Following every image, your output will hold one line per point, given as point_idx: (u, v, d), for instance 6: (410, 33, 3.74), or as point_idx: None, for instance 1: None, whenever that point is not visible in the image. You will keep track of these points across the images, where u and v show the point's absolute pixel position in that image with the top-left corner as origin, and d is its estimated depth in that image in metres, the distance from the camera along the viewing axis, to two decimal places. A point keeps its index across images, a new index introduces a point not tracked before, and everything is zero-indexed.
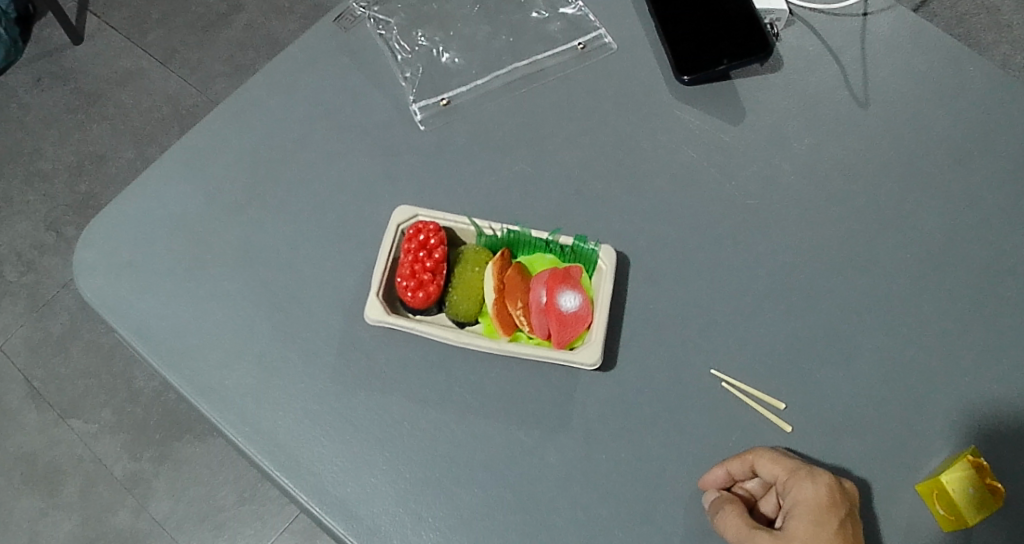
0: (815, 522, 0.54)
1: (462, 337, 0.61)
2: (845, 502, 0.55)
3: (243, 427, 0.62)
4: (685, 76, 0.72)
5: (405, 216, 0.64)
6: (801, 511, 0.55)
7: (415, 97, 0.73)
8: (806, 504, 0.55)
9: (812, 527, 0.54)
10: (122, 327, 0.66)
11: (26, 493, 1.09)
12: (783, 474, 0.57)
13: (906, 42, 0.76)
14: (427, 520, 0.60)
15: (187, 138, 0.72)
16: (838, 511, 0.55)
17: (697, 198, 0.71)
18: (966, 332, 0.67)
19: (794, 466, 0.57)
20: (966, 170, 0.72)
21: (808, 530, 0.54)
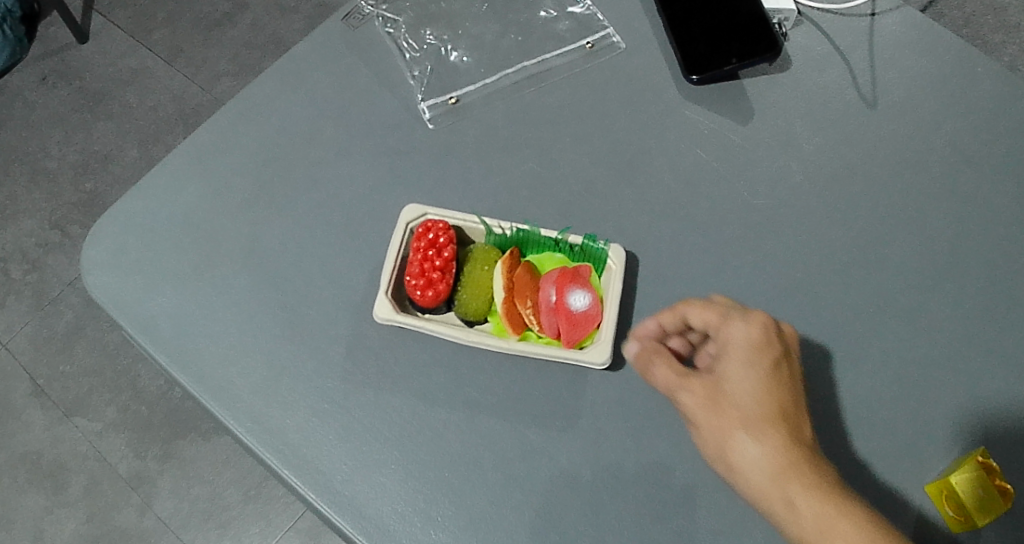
0: (748, 362, 0.56)
1: (471, 337, 0.61)
2: (781, 341, 0.57)
3: (252, 426, 0.62)
4: (694, 75, 0.72)
5: (414, 215, 0.64)
6: (734, 357, 0.57)
7: (424, 95, 0.73)
8: (737, 350, 0.57)
9: (744, 366, 0.56)
10: (130, 325, 0.66)
11: (30, 491, 1.09)
12: (719, 331, 0.58)
13: (915, 41, 0.76)
14: (437, 520, 0.59)
15: (196, 136, 0.72)
16: (773, 355, 0.57)
17: (706, 197, 0.70)
18: (975, 332, 0.67)
19: (724, 311, 0.59)
20: (975, 171, 0.72)
21: (742, 364, 0.56)
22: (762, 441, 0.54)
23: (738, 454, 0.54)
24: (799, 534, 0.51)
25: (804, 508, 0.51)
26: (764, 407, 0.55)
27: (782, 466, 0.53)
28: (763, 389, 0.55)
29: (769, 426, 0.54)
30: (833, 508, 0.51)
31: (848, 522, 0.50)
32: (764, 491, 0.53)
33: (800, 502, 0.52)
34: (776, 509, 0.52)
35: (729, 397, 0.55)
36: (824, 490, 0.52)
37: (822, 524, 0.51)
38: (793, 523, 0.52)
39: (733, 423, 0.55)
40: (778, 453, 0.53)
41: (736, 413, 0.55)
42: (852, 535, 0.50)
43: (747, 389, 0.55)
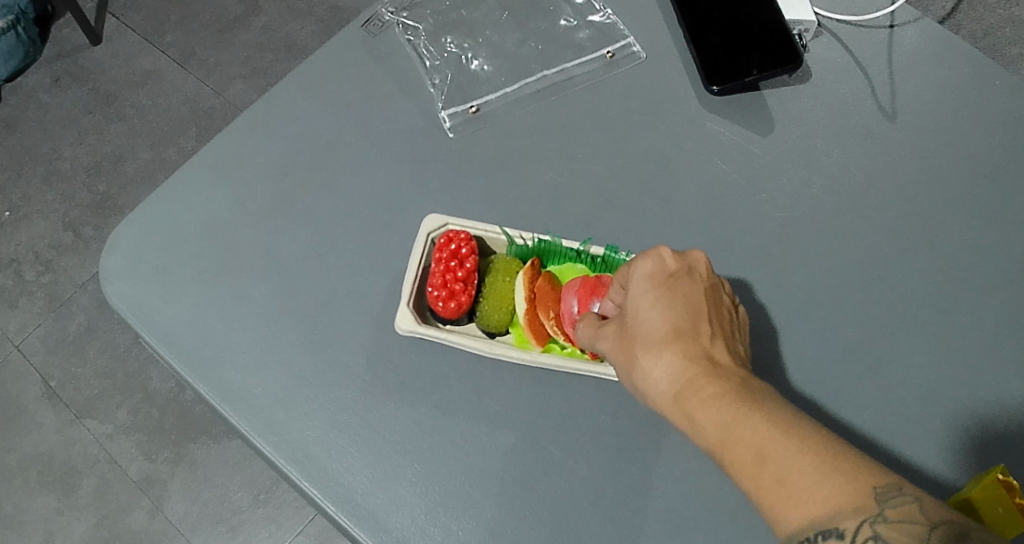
0: (645, 287, 0.53)
1: (494, 349, 0.61)
2: (681, 265, 0.54)
3: (271, 437, 0.62)
4: (715, 86, 0.72)
5: (436, 225, 0.64)
6: (638, 286, 0.53)
7: (444, 104, 0.73)
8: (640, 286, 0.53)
9: (644, 299, 0.52)
10: (149, 334, 0.66)
11: (42, 493, 1.09)
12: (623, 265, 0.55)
13: (936, 53, 0.76)
14: (457, 533, 0.59)
15: (215, 142, 0.72)
16: (669, 278, 0.53)
17: (727, 208, 0.70)
18: (999, 348, 0.66)
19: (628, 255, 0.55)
20: (997, 185, 0.71)
21: (636, 292, 0.53)
22: (660, 361, 0.50)
23: (644, 381, 0.51)
24: (709, 449, 0.48)
25: (703, 421, 0.48)
26: (662, 327, 0.51)
27: (683, 383, 0.49)
28: (661, 310, 0.52)
29: (664, 345, 0.50)
30: (733, 416, 0.47)
31: (747, 425, 0.46)
32: (670, 411, 0.50)
33: (700, 414, 0.48)
34: (686, 429, 0.49)
35: (631, 327, 0.52)
36: (728, 399, 0.48)
37: (722, 435, 0.47)
38: (702, 440, 0.48)
39: (632, 351, 0.51)
40: (676, 372, 0.50)
41: (636, 340, 0.52)
42: (754, 437, 0.46)
43: (642, 313, 0.52)
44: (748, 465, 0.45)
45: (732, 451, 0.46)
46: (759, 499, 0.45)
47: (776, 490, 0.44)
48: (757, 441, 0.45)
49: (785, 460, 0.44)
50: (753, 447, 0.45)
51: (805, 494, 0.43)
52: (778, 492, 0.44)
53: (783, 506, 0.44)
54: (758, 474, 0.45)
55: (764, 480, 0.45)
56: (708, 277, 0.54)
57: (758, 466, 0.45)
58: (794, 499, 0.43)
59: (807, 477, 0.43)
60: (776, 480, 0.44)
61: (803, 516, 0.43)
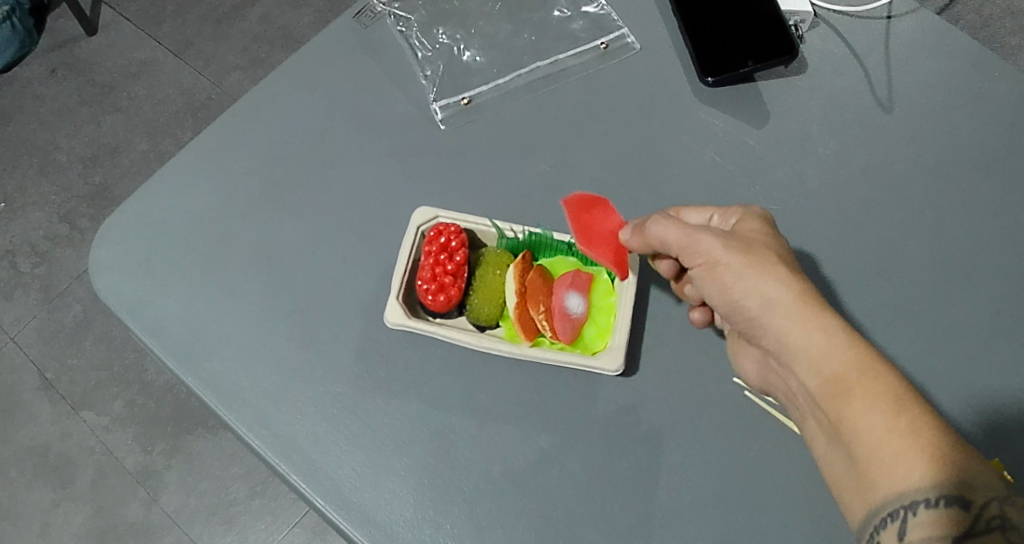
0: (770, 234, 0.56)
1: (484, 342, 0.61)
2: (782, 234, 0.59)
3: (261, 431, 0.62)
4: (709, 78, 0.71)
5: (426, 218, 0.64)
6: (759, 230, 0.56)
7: (436, 96, 0.73)
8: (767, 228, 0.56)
9: (767, 237, 0.56)
10: (139, 328, 0.66)
11: (38, 484, 1.09)
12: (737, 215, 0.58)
13: (934, 44, 0.75)
14: (446, 527, 0.59)
15: (207, 134, 0.72)
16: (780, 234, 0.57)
17: (721, 201, 0.70)
18: (994, 342, 0.65)
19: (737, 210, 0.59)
20: (994, 178, 0.71)
21: (764, 236, 0.55)
22: (798, 285, 0.51)
23: (774, 295, 0.51)
24: (837, 375, 0.48)
25: (845, 348, 0.48)
26: (791, 263, 0.53)
27: (820, 307, 0.50)
28: (787, 253, 0.54)
29: (796, 273, 0.52)
30: (872, 356, 0.48)
31: (886, 368, 0.48)
32: (798, 330, 0.50)
33: (840, 341, 0.49)
34: (817, 350, 0.49)
35: (764, 250, 0.53)
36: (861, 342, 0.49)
37: (861, 367, 0.48)
38: (830, 367, 0.49)
39: (770, 267, 0.52)
40: (812, 297, 0.51)
41: (772, 260, 0.52)
42: (894, 380, 0.47)
43: (772, 247, 0.54)
44: (886, 401, 0.47)
45: (871, 382, 0.47)
46: (885, 433, 0.46)
47: (912, 431, 0.46)
48: (896, 382, 0.47)
49: (924, 411, 0.46)
50: (894, 386, 0.47)
51: (940, 446, 0.45)
52: (913, 436, 0.46)
53: (914, 449, 0.46)
54: (894, 411, 0.46)
55: (899, 418, 0.46)
56: None
57: (898, 408, 0.46)
58: (928, 447, 0.45)
59: (941, 430, 0.46)
60: (910, 422, 0.46)
61: (931, 464, 0.45)
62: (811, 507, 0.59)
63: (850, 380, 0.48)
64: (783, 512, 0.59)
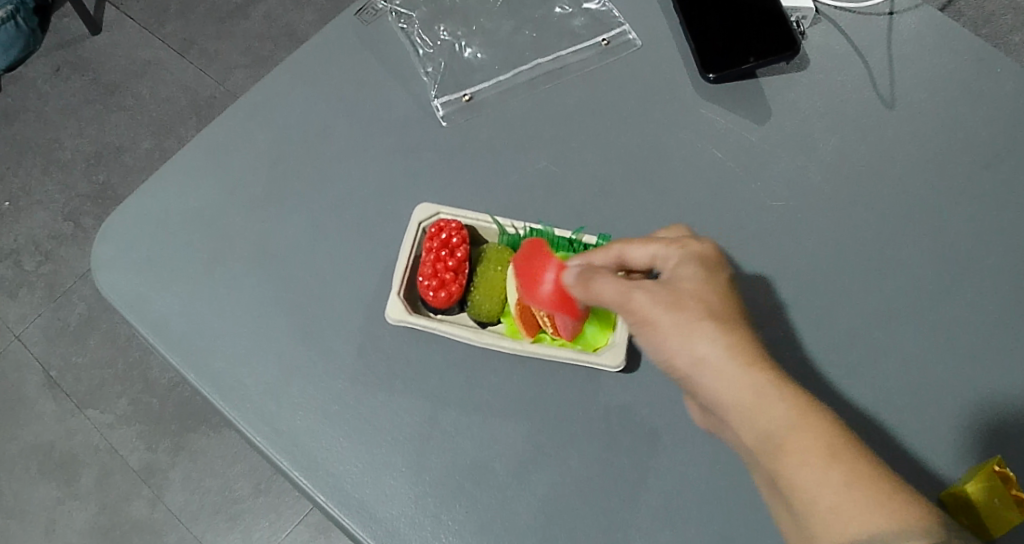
0: (702, 273, 0.55)
1: (485, 338, 0.61)
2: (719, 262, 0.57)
3: (262, 427, 0.62)
4: (710, 74, 0.71)
5: (427, 214, 0.64)
6: (691, 268, 0.55)
7: (438, 93, 0.73)
8: (697, 264, 0.55)
9: (699, 275, 0.54)
10: (140, 325, 0.66)
11: (43, 482, 1.10)
12: (669, 251, 0.56)
13: (936, 40, 0.75)
14: (447, 523, 0.59)
15: (209, 131, 0.72)
16: (716, 268, 0.56)
17: (722, 198, 0.70)
18: (995, 338, 0.65)
19: (670, 240, 0.57)
20: (996, 175, 0.70)
21: (695, 277, 0.54)
22: (727, 336, 0.51)
23: (702, 350, 0.51)
24: (772, 433, 0.49)
25: (777, 404, 0.49)
26: (721, 308, 0.52)
27: (753, 362, 0.50)
28: (719, 296, 0.53)
29: (726, 320, 0.52)
30: (803, 407, 0.49)
31: (816, 420, 0.49)
32: (728, 385, 0.50)
33: (773, 397, 0.49)
34: (748, 406, 0.49)
35: (693, 299, 0.53)
36: (795, 394, 0.50)
37: (792, 422, 0.49)
38: (762, 421, 0.49)
39: (699, 319, 0.51)
40: (741, 349, 0.51)
41: (702, 312, 0.52)
42: (829, 433, 0.48)
43: (705, 292, 0.53)
44: (820, 457, 0.47)
45: (802, 438, 0.48)
46: (821, 490, 0.47)
47: (847, 488, 0.46)
48: (827, 437, 0.48)
49: (858, 463, 0.47)
50: (826, 441, 0.48)
51: (876, 499, 0.46)
52: (846, 490, 0.46)
53: (850, 501, 0.46)
54: (826, 466, 0.47)
55: (832, 474, 0.47)
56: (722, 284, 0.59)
57: (831, 462, 0.47)
58: (865, 501, 0.46)
59: (876, 482, 0.47)
60: (846, 477, 0.47)
61: (868, 517, 0.46)
62: None
63: (785, 436, 0.48)
64: None
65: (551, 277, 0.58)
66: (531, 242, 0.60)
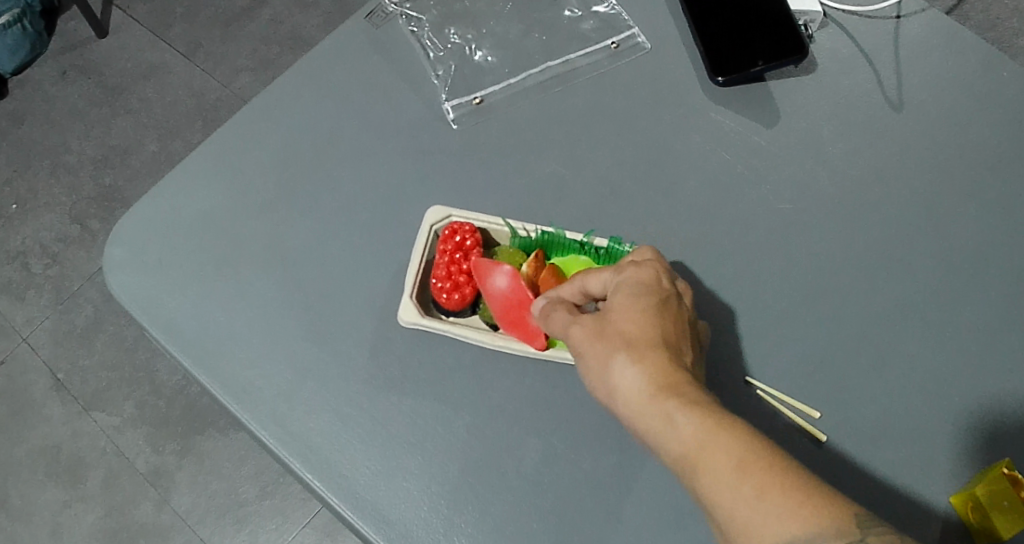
0: (631, 295, 0.53)
1: (498, 341, 0.62)
2: (670, 283, 0.55)
3: (274, 428, 0.62)
4: (719, 77, 0.71)
5: (439, 217, 0.65)
6: (624, 291, 0.54)
7: (448, 96, 0.73)
8: (631, 286, 0.54)
9: (628, 298, 0.53)
10: (152, 326, 0.66)
11: (50, 484, 1.10)
12: (608, 276, 0.56)
13: (944, 44, 0.75)
14: (459, 525, 0.59)
15: (219, 134, 0.72)
16: (658, 290, 0.54)
17: (731, 201, 0.70)
18: (1004, 342, 0.66)
19: (617, 264, 0.56)
20: (1003, 178, 0.71)
21: (623, 300, 0.53)
22: (642, 362, 0.50)
23: (620, 379, 0.51)
24: (682, 453, 0.47)
25: (682, 424, 0.47)
26: (646, 332, 0.52)
27: (664, 386, 0.49)
28: (643, 317, 0.52)
29: (646, 344, 0.51)
30: (715, 424, 0.47)
31: (728, 435, 0.46)
32: (641, 412, 0.49)
33: (679, 418, 0.48)
34: (657, 431, 0.48)
35: (614, 326, 0.52)
36: (708, 411, 0.48)
37: (701, 440, 0.46)
38: (670, 444, 0.48)
39: (612, 346, 0.52)
40: (657, 374, 0.50)
41: (618, 337, 0.52)
42: (738, 448, 0.45)
43: (629, 315, 0.52)
44: (728, 473, 0.45)
45: (711, 455, 0.46)
46: (733, 509, 0.44)
47: (752, 505, 0.44)
48: (738, 453, 0.45)
49: (771, 478, 0.44)
50: (736, 456, 0.45)
51: (786, 511, 0.43)
52: (759, 506, 0.43)
53: (760, 518, 0.43)
54: (738, 483, 0.44)
55: (743, 490, 0.44)
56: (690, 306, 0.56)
57: (739, 477, 0.44)
58: (776, 515, 0.43)
59: (789, 492, 0.43)
60: (757, 491, 0.44)
61: (783, 532, 0.42)
62: None
63: (692, 455, 0.47)
64: None
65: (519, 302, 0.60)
66: (482, 260, 0.61)
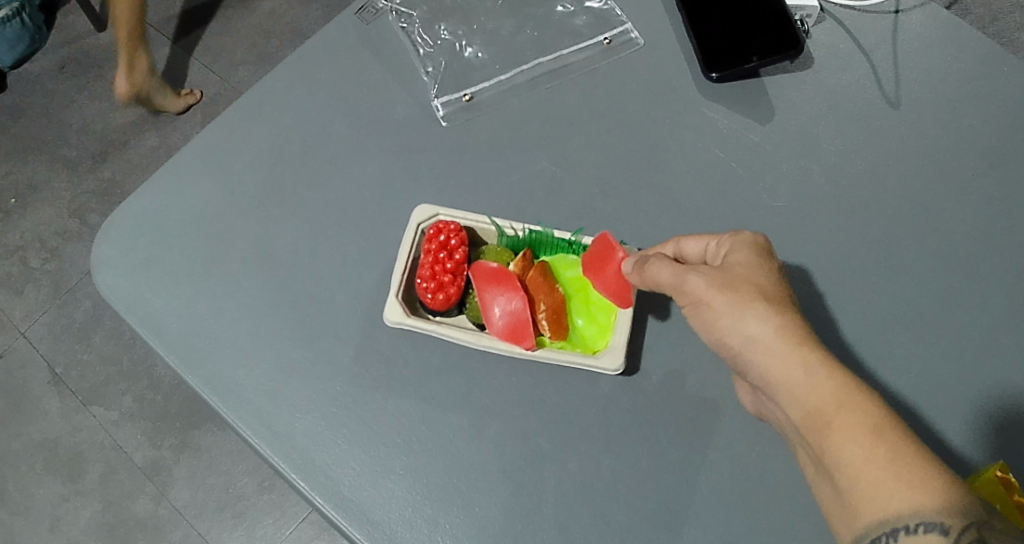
0: (754, 255, 0.55)
1: (483, 340, 0.61)
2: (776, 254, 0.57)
3: (260, 428, 0.62)
4: (713, 73, 0.70)
5: (426, 215, 0.64)
6: (744, 253, 0.55)
7: (438, 92, 0.72)
8: (753, 249, 0.55)
9: (751, 258, 0.54)
10: (139, 325, 0.66)
11: (49, 479, 1.10)
12: (720, 238, 0.57)
13: (941, 39, 0.74)
14: (444, 526, 0.59)
15: (209, 131, 0.72)
16: (772, 256, 0.55)
17: (724, 198, 0.69)
18: (998, 342, 0.65)
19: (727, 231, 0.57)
20: (1000, 176, 0.70)
21: (748, 258, 0.54)
22: (779, 316, 0.50)
23: (753, 328, 0.50)
24: (818, 406, 0.48)
25: (819, 380, 0.48)
26: (774, 290, 0.52)
27: (800, 339, 0.50)
28: (770, 276, 0.53)
29: (777, 301, 0.51)
30: (855, 385, 0.48)
31: (866, 398, 0.47)
32: (775, 363, 0.49)
33: (819, 373, 0.48)
34: (794, 380, 0.49)
35: (743, 279, 0.53)
36: (844, 371, 0.48)
37: (840, 397, 0.47)
38: (806, 396, 0.48)
39: (748, 297, 0.51)
40: (793, 328, 0.50)
41: (751, 289, 0.52)
42: (875, 412, 0.47)
43: (757, 273, 0.53)
44: (865, 433, 0.46)
45: (850, 413, 0.47)
46: (865, 467, 0.45)
47: (888, 463, 0.45)
48: (874, 415, 0.46)
49: (907, 443, 0.45)
50: (874, 419, 0.46)
51: (921, 479, 0.44)
52: (894, 467, 0.44)
53: (894, 477, 0.44)
54: (875, 442, 0.45)
55: (876, 451, 0.45)
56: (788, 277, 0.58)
57: (876, 437, 0.45)
58: (908, 477, 0.44)
59: (921, 460, 0.45)
60: (890, 453, 0.45)
61: (912, 493, 0.44)
62: (810, 510, 0.59)
63: (827, 410, 0.47)
64: (781, 514, 0.59)
65: (500, 311, 0.60)
66: (482, 263, 0.61)
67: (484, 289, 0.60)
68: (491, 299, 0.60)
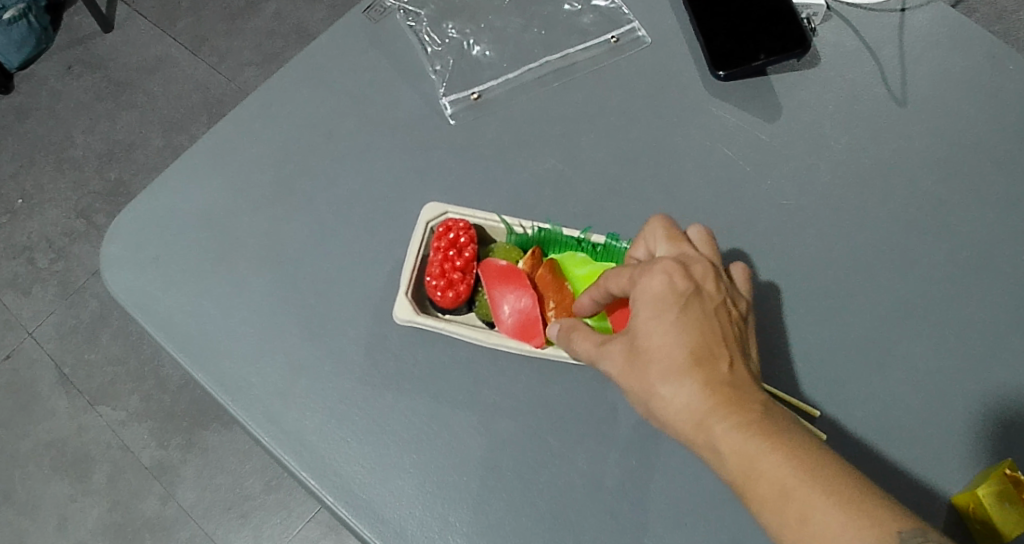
0: (653, 314, 0.50)
1: (493, 338, 0.61)
2: (687, 280, 0.52)
3: (269, 426, 0.62)
4: (720, 72, 0.70)
5: (435, 213, 0.64)
6: (645, 311, 0.51)
7: (446, 91, 0.72)
8: (650, 302, 0.51)
9: (651, 319, 0.50)
10: (148, 323, 0.66)
11: (57, 479, 1.11)
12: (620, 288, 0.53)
13: (949, 36, 0.74)
14: (454, 524, 0.59)
15: (217, 130, 0.72)
16: (677, 297, 0.51)
17: (732, 197, 0.69)
18: (1007, 340, 0.65)
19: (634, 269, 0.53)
20: (1008, 174, 0.70)
21: (645, 321, 0.51)
22: (681, 393, 0.49)
23: (661, 413, 0.50)
24: (730, 481, 0.48)
25: (726, 456, 0.47)
26: (677, 355, 0.49)
27: (703, 416, 0.48)
28: (674, 338, 0.50)
29: (683, 373, 0.49)
30: (755, 451, 0.47)
31: (771, 461, 0.46)
32: (687, 440, 0.49)
33: (722, 449, 0.48)
34: (707, 459, 0.49)
35: (641, 353, 0.50)
36: (751, 435, 0.47)
37: (745, 471, 0.47)
38: (720, 469, 0.48)
39: (647, 378, 0.50)
40: (694, 408, 0.48)
41: (650, 367, 0.50)
42: (782, 474, 0.46)
43: (656, 341, 0.50)
44: (774, 503, 0.46)
45: (756, 487, 0.46)
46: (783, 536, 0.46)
47: (799, 530, 0.45)
48: (782, 479, 0.46)
49: (817, 500, 0.45)
50: (778, 486, 0.46)
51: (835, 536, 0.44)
52: (807, 532, 0.45)
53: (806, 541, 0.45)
54: (784, 512, 0.45)
55: (788, 518, 0.45)
56: (716, 288, 0.53)
57: (783, 505, 0.45)
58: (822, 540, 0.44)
59: (834, 516, 0.44)
60: (800, 518, 0.45)
61: None
62: None
63: (741, 485, 0.47)
64: None
65: (509, 309, 0.60)
66: (492, 261, 0.61)
67: (493, 287, 0.60)
68: (500, 296, 0.60)
